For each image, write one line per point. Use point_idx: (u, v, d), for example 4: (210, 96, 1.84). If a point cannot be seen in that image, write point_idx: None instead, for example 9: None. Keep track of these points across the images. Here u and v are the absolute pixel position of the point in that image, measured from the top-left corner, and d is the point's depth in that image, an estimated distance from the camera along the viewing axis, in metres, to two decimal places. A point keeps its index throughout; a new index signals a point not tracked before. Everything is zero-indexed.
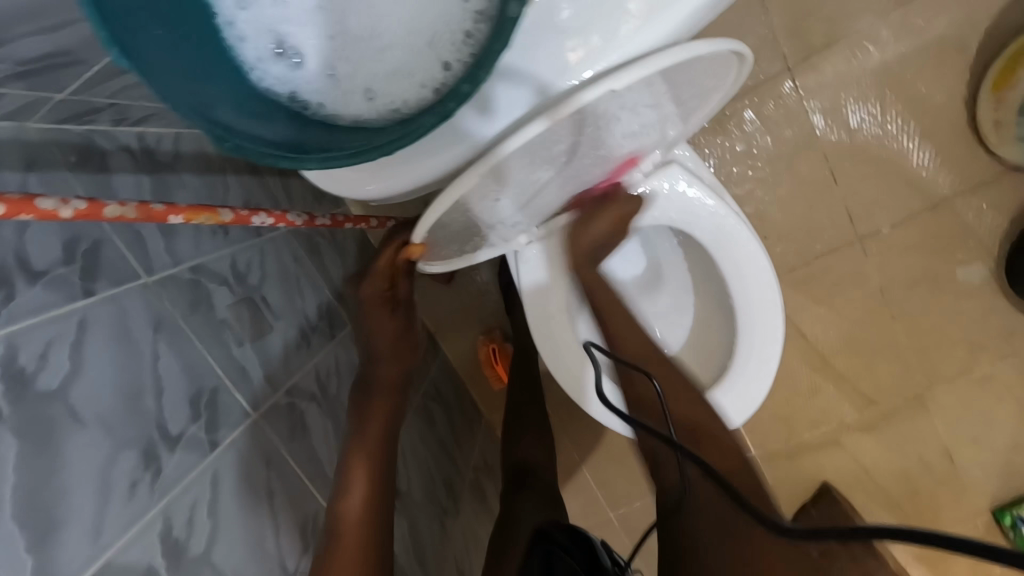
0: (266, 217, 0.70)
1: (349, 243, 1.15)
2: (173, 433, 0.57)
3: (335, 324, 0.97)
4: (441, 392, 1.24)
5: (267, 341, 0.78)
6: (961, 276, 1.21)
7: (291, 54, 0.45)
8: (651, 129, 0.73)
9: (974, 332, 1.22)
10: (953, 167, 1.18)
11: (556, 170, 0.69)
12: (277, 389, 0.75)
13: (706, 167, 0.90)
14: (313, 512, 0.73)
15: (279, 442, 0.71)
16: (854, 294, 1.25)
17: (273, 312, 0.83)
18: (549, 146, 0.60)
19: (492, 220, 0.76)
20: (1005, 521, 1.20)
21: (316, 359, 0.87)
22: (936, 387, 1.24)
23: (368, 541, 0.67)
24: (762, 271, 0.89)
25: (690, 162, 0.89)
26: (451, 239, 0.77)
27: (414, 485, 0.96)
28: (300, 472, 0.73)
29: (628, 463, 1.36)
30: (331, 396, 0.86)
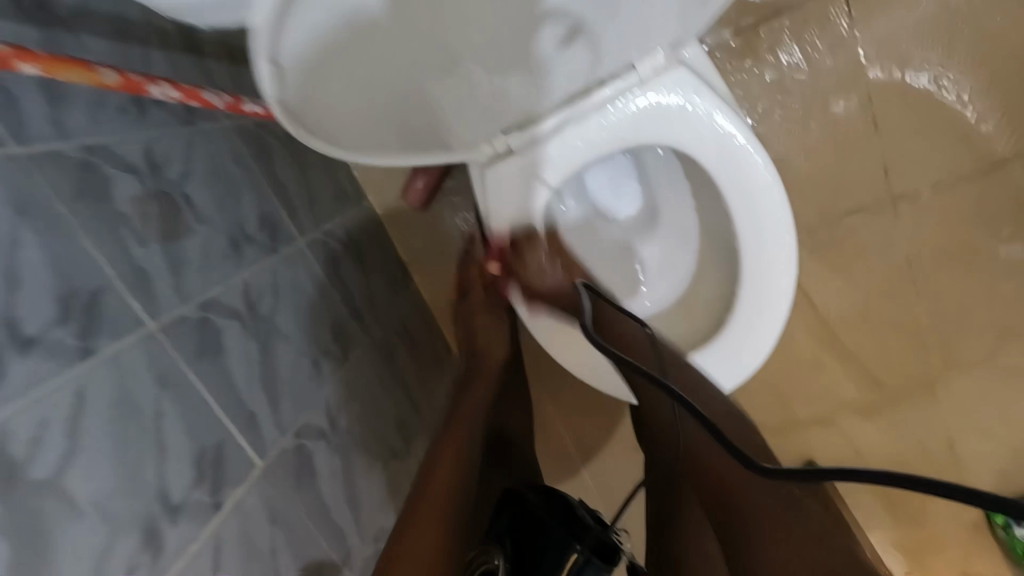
0: (174, 91, 0.61)
1: (312, 156, 1.04)
2: (28, 333, 0.47)
3: (280, 237, 0.86)
4: (408, 329, 1.14)
5: (181, 247, 0.67)
6: (1003, 251, 1.05)
7: None
8: (630, 42, 0.67)
9: (1005, 317, 1.08)
10: (1020, 122, 1.00)
11: (511, 64, 0.63)
12: (187, 303, 0.65)
13: (717, 74, 0.75)
14: (218, 443, 0.62)
15: (181, 360, 0.62)
16: (876, 260, 1.11)
17: (195, 214, 0.71)
18: (519, 42, 0.61)
19: (420, 90, 0.61)
20: (996, 520, 1.12)
21: (247, 274, 0.76)
22: (951, 372, 1.12)
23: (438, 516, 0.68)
24: (777, 219, 0.76)
25: (698, 65, 0.74)
26: (359, 117, 0.60)
27: (356, 423, 0.87)
28: (204, 398, 0.63)
29: (603, 419, 1.28)
30: (263, 317, 0.76)
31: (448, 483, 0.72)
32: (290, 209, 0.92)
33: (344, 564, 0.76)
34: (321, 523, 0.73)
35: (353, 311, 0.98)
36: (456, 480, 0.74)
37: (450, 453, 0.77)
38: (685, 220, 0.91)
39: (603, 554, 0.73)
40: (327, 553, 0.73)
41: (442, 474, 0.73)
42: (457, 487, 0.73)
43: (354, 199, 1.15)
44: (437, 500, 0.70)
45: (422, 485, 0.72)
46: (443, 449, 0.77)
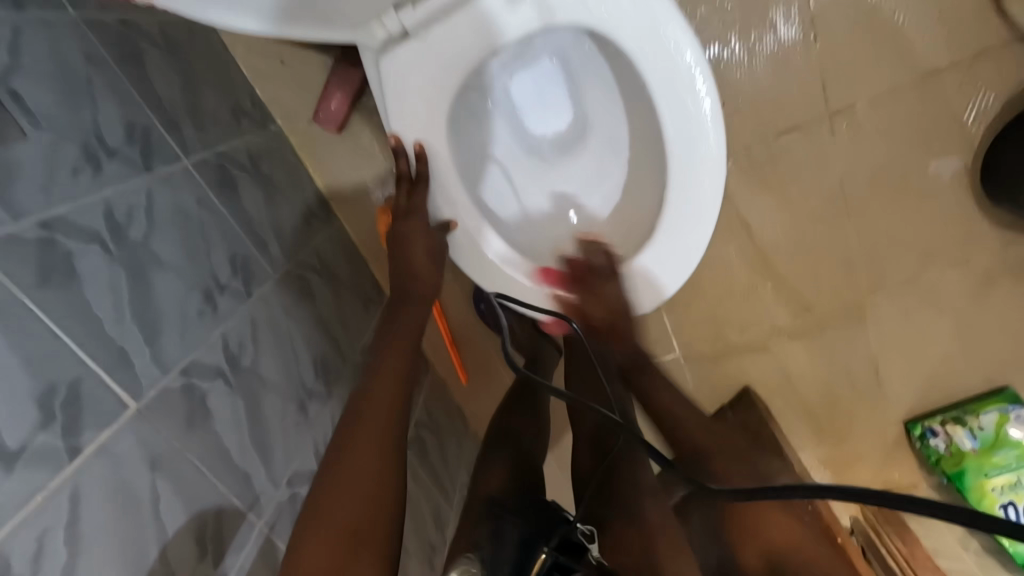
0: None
1: (199, 67, 0.90)
2: None
3: (157, 153, 0.75)
4: (327, 264, 1.05)
5: (11, 153, 0.55)
6: (932, 169, 1.05)
7: None
8: None
9: (930, 236, 1.09)
10: (952, 33, 0.98)
11: None
12: (24, 221, 0.54)
13: None
14: (74, 382, 0.53)
15: (16, 287, 0.51)
16: (813, 181, 1.09)
17: (31, 115, 0.58)
18: None
19: None
20: (915, 432, 1.17)
21: (109, 190, 0.65)
22: (879, 294, 1.14)
23: (370, 494, 0.55)
24: (704, 116, 0.71)
25: None
26: None
27: (262, 360, 0.79)
28: (51, 330, 0.53)
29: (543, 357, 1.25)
30: (134, 242, 0.65)
31: (391, 405, 0.62)
32: (171, 122, 0.80)
33: (250, 511, 0.68)
34: (218, 468, 0.65)
35: (257, 242, 0.88)
36: (399, 405, 0.63)
37: (389, 375, 0.65)
38: (615, 126, 0.85)
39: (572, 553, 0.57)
40: (228, 499, 0.65)
41: (379, 396, 0.62)
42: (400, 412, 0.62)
43: (259, 122, 1.03)
44: (375, 431, 0.59)
45: (358, 409, 0.61)
46: (380, 370, 0.66)
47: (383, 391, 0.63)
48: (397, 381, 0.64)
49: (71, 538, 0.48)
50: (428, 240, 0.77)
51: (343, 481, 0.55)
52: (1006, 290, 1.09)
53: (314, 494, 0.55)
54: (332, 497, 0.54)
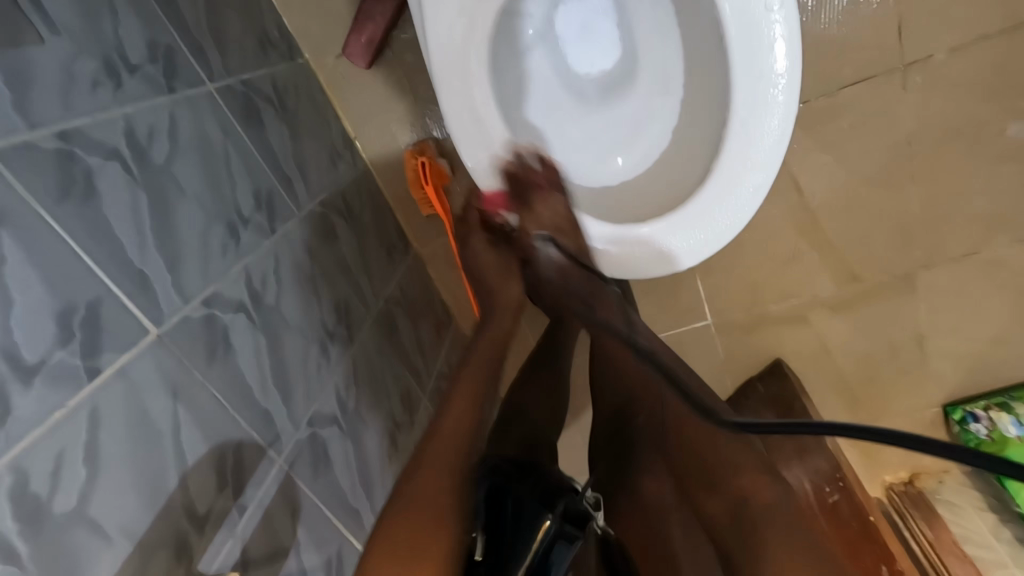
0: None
1: None
2: None
3: (180, 74, 0.71)
4: (352, 209, 1.02)
5: (27, 57, 0.51)
6: (1008, 131, 0.96)
7: None
8: None
9: (999, 205, 1.00)
10: None
11: None
12: (41, 129, 0.51)
13: None
14: (93, 302, 0.51)
15: (33, 197, 0.48)
16: (875, 140, 1.01)
17: (49, 17, 0.55)
18: None
19: None
20: (954, 415, 1.12)
21: (130, 107, 0.61)
22: (934, 267, 1.06)
23: (429, 506, 0.53)
24: (773, 44, 0.64)
25: None
26: None
27: (284, 298, 0.77)
28: (70, 249, 0.50)
29: None
30: (156, 165, 0.62)
31: (462, 429, 0.61)
32: (194, 43, 0.75)
33: (270, 448, 0.67)
34: (238, 402, 0.64)
35: (281, 177, 0.85)
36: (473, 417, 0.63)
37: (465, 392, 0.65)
38: (665, 61, 0.79)
39: (577, 524, 0.53)
40: (248, 433, 0.64)
41: (455, 414, 0.63)
42: (478, 427, 0.62)
43: (286, 53, 0.98)
44: (449, 447, 0.59)
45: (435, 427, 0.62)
46: (462, 382, 0.67)
47: (454, 418, 0.62)
48: (474, 398, 0.65)
49: (91, 459, 0.47)
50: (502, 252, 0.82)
51: (411, 501, 0.54)
52: None
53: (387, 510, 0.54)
54: (396, 508, 0.54)
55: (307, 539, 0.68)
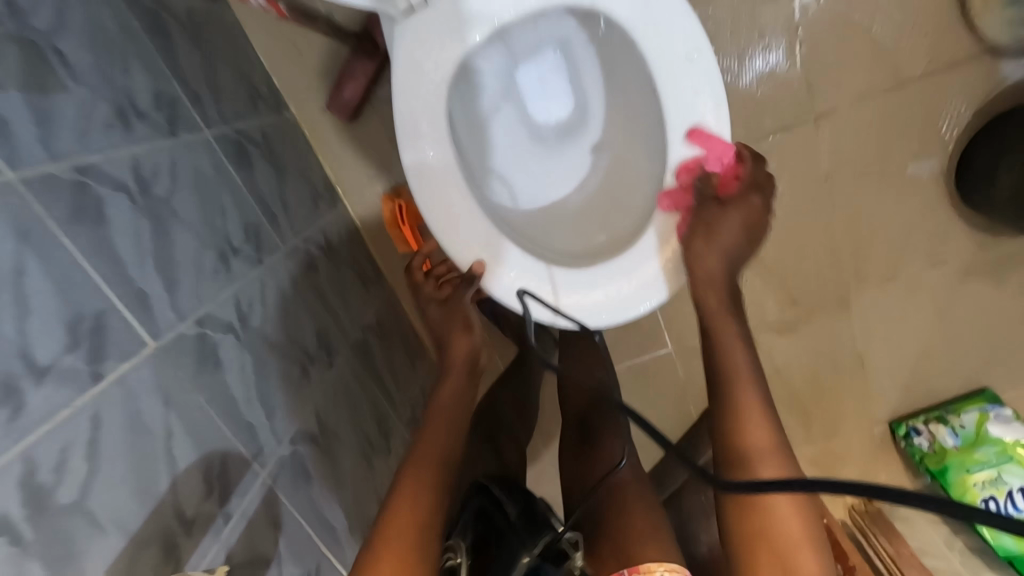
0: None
1: (216, 47, 0.95)
2: None
3: (181, 121, 0.79)
4: (332, 245, 1.09)
5: (51, 101, 0.59)
6: (910, 170, 1.11)
7: None
8: None
9: (910, 234, 1.15)
10: (925, 43, 1.03)
11: None
12: (61, 161, 0.57)
13: None
14: (96, 312, 0.56)
15: (51, 218, 0.55)
16: (798, 180, 1.14)
17: (75, 68, 0.63)
18: None
19: None
20: (899, 431, 1.21)
21: (137, 147, 0.69)
22: (862, 290, 1.19)
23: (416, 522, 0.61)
24: (695, 103, 0.78)
25: None
26: None
27: (269, 321, 0.82)
28: (81, 265, 0.56)
29: None
30: (157, 196, 0.69)
31: (443, 448, 0.70)
32: (192, 93, 0.84)
33: (254, 460, 0.70)
34: (224, 414, 0.68)
35: (267, 213, 0.92)
36: (454, 433, 0.74)
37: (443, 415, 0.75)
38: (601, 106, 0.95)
39: (553, 561, 0.65)
40: (234, 445, 0.67)
41: (437, 434, 0.71)
42: (457, 446, 0.72)
43: (272, 106, 1.08)
44: (433, 461, 0.68)
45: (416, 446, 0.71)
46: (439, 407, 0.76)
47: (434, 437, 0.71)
48: (450, 419, 0.75)
49: (91, 456, 0.50)
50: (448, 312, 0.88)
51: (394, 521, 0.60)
52: (980, 286, 1.16)
53: (387, 505, 0.63)
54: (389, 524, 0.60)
55: (287, 551, 0.70)
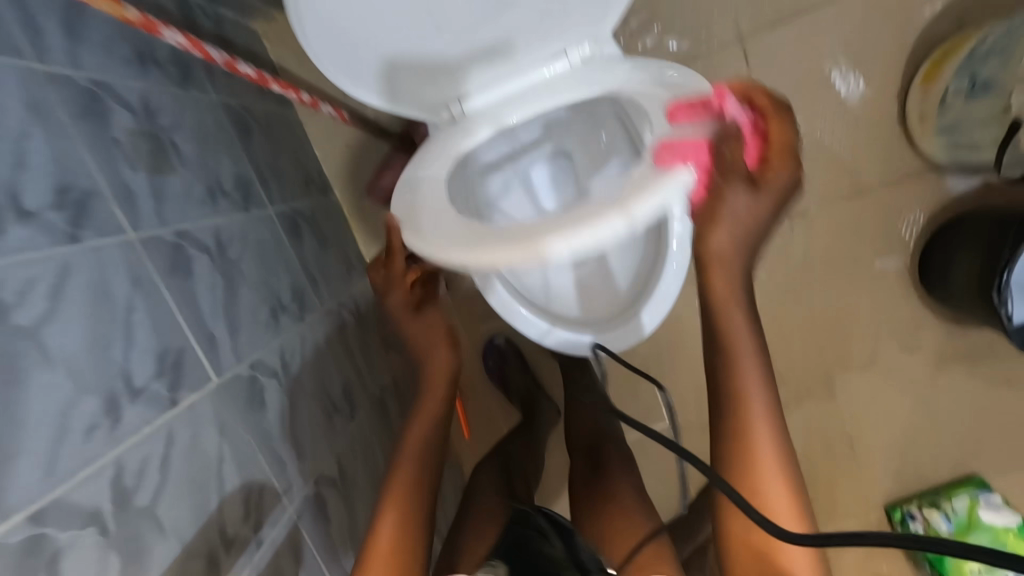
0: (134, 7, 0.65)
1: (280, 141, 1.13)
2: (28, 207, 0.55)
3: (253, 199, 0.95)
4: (360, 310, 1.22)
5: (164, 181, 0.75)
6: (878, 265, 1.24)
7: None
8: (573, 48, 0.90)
9: (884, 322, 1.26)
10: (880, 159, 1.20)
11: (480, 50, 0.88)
12: (164, 226, 0.72)
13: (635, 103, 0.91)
14: (179, 349, 0.67)
15: (154, 270, 0.68)
16: (777, 270, 1.27)
17: (181, 158, 0.80)
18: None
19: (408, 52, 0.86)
20: (895, 515, 1.23)
21: (220, 218, 0.84)
22: (845, 373, 1.28)
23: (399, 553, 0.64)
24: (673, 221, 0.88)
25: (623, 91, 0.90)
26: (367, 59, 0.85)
27: (305, 371, 0.92)
28: (172, 307, 0.68)
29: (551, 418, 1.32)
30: (229, 258, 0.83)
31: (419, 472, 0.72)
32: (262, 177, 1.01)
33: (284, 495, 0.77)
34: (264, 449, 0.76)
35: (310, 279, 1.05)
36: (431, 437, 0.76)
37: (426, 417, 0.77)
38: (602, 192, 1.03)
39: None
40: (270, 478, 0.75)
41: (414, 460, 0.73)
42: (437, 463, 0.75)
43: (321, 190, 1.25)
44: (416, 480, 0.71)
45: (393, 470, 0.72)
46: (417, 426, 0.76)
47: (410, 466, 0.72)
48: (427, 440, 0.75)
49: (164, 468, 0.59)
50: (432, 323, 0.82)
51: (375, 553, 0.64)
52: (955, 373, 1.25)
53: (373, 528, 0.67)
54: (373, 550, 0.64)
55: None
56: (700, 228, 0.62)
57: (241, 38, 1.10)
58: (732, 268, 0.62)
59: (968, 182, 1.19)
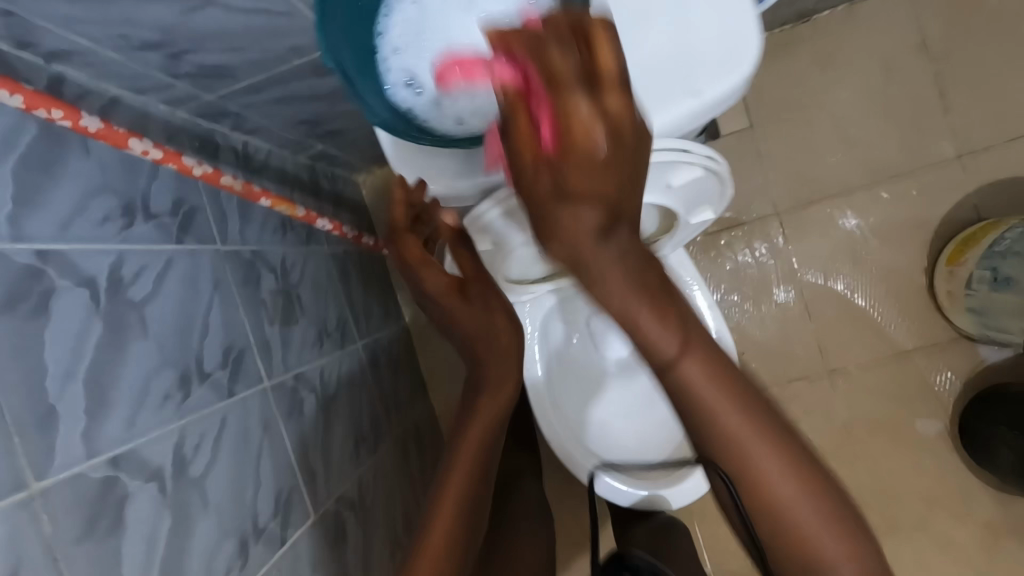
0: (150, 149, 0.62)
1: (372, 278, 1.28)
2: (204, 369, 0.67)
3: (347, 337, 1.07)
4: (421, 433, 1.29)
5: (290, 330, 0.89)
6: (918, 426, 1.29)
7: (415, 83, 0.59)
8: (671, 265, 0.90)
9: (931, 485, 1.28)
10: (913, 326, 1.29)
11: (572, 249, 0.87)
12: (287, 372, 0.84)
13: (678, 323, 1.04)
14: (290, 488, 0.76)
15: (278, 413, 0.78)
16: (820, 424, 1.32)
17: (303, 308, 0.94)
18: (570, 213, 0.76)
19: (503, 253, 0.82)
20: None
21: (324, 360, 0.96)
22: (891, 535, 1.28)
23: None
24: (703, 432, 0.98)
25: None
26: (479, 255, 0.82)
27: (378, 503, 0.99)
28: (288, 449, 0.78)
29: None
30: (329, 396, 0.93)
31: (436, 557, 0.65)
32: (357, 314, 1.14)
33: None
34: None
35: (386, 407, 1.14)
36: (466, 506, 0.70)
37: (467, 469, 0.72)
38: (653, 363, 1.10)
39: None
40: None
41: (438, 533, 0.67)
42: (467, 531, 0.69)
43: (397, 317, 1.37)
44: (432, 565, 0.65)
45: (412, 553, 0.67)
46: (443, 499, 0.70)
47: (431, 551, 0.66)
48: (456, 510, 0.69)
49: None
50: (475, 302, 0.76)
51: None
52: (1008, 546, 1.24)
53: None
54: None
55: None
56: (563, 253, 0.49)
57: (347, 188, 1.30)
58: (620, 256, 0.49)
59: (1001, 354, 1.26)
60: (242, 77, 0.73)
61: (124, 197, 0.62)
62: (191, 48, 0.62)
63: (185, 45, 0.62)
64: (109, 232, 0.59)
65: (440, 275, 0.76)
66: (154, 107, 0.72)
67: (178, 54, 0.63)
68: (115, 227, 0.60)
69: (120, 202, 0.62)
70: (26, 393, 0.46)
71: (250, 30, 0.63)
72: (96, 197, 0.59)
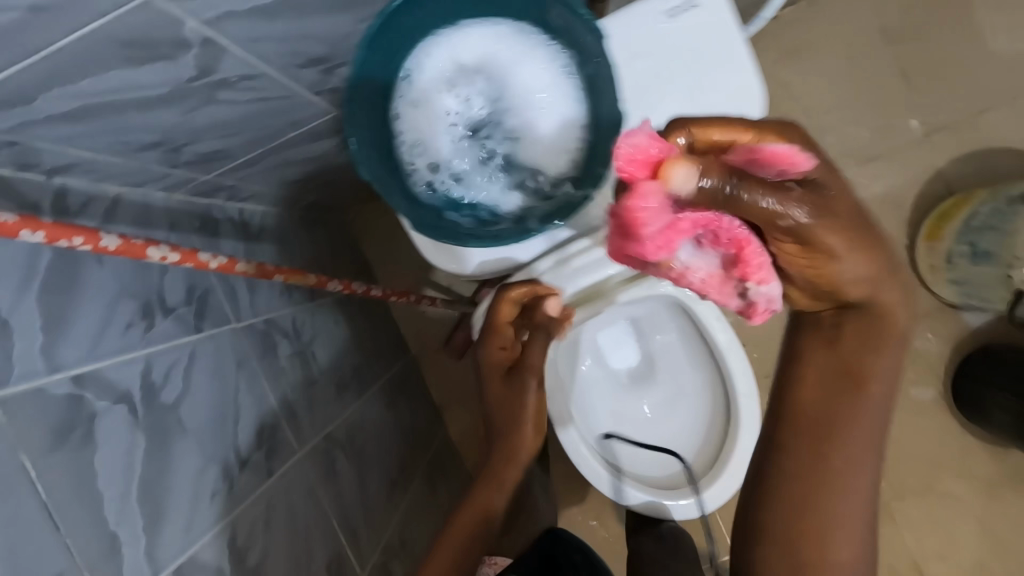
0: (168, 251, 0.55)
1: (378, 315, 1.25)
2: (244, 455, 0.67)
3: (366, 383, 1.06)
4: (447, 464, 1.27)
5: (313, 391, 0.88)
6: (914, 394, 1.35)
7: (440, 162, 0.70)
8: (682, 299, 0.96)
9: (933, 447, 1.34)
10: None
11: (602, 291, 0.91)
12: (318, 434, 0.84)
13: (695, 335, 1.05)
14: (337, 554, 0.77)
15: (317, 478, 0.79)
16: None
17: (319, 366, 0.94)
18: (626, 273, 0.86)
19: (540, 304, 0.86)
20: None
21: (348, 412, 0.95)
22: (903, 500, 1.34)
23: None
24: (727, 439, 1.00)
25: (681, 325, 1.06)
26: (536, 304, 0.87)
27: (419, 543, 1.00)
28: (331, 515, 0.79)
29: None
30: (358, 450, 0.93)
31: None
32: (371, 356, 1.12)
33: None
34: None
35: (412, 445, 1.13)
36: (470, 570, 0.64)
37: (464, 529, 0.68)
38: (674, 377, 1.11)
39: None
40: None
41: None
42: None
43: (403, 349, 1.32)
44: None
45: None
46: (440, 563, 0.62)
47: None
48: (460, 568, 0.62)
49: None
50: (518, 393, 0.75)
51: None
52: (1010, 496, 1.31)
53: None
54: None
55: None
56: None
57: (355, 227, 1.28)
58: None
59: (983, 317, 1.32)
60: (237, 155, 0.72)
61: (142, 299, 0.62)
62: (187, 141, 0.62)
63: (183, 139, 0.61)
64: (135, 339, 0.59)
65: (501, 351, 0.78)
66: (154, 195, 0.71)
67: (178, 148, 0.62)
68: (139, 332, 0.59)
69: (140, 304, 0.61)
70: (87, 525, 0.47)
71: (247, 116, 0.62)
72: (116, 304, 0.58)
